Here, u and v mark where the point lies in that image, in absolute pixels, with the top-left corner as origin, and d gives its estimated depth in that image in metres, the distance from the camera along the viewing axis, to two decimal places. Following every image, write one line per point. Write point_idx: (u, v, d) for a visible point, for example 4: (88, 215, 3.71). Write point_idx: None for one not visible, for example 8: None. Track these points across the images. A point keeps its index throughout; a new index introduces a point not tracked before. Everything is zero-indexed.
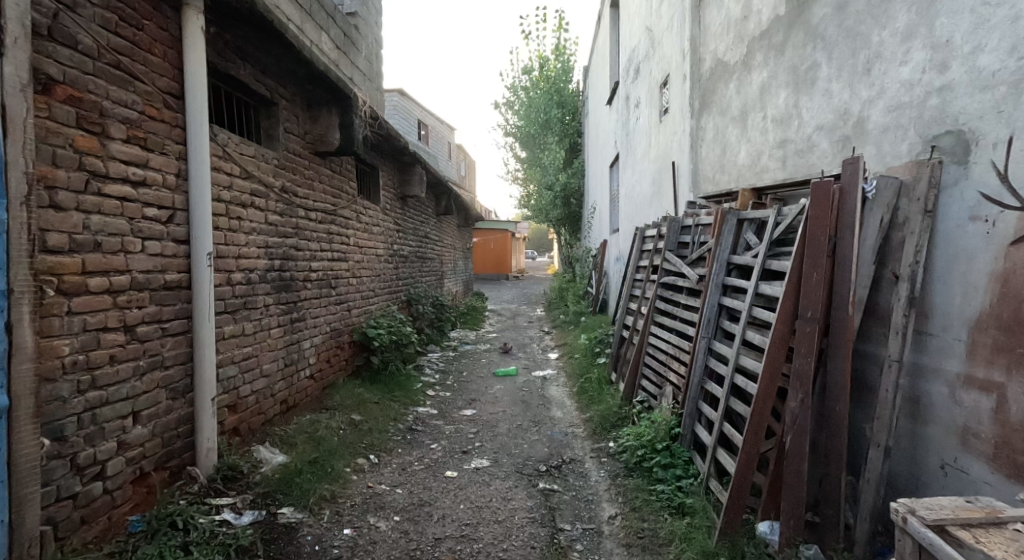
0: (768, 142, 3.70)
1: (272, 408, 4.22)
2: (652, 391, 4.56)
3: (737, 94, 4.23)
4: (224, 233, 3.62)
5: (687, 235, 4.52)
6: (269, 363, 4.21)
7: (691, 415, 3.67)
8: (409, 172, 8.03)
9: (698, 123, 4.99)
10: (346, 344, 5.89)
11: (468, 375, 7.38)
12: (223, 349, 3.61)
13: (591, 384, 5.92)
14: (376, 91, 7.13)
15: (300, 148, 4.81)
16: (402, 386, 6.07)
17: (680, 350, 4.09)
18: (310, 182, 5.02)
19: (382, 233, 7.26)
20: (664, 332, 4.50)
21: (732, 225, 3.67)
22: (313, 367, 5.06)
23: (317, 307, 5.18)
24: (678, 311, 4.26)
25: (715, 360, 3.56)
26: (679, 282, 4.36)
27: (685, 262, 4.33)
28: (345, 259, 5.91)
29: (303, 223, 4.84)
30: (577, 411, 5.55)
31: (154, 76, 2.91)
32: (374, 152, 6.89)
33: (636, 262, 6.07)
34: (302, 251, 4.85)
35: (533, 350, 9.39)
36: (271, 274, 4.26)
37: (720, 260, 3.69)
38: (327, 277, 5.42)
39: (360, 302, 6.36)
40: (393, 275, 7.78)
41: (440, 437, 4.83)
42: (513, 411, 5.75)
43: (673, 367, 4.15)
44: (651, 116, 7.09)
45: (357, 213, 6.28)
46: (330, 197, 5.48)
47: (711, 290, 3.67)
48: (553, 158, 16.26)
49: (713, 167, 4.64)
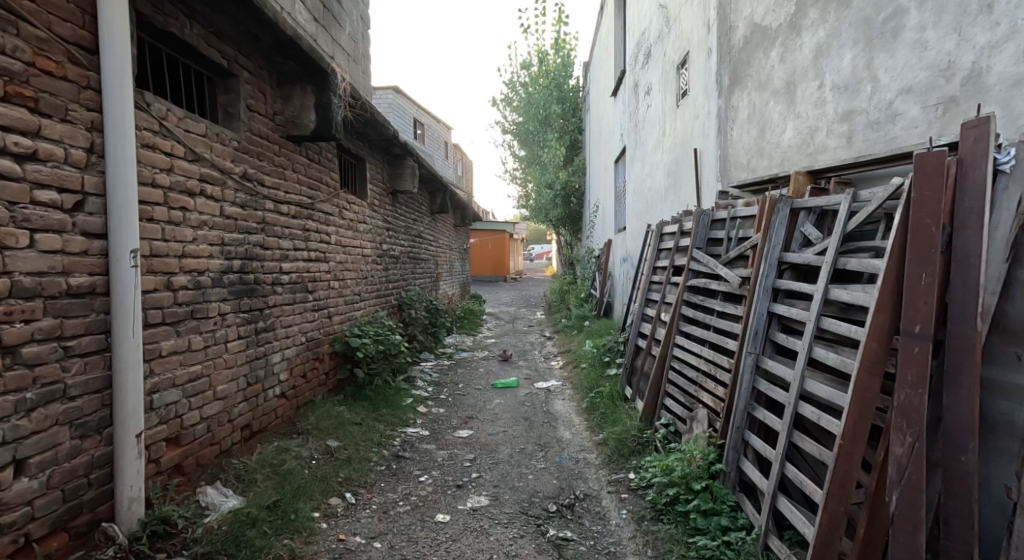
0: (826, 115, 3.06)
1: (229, 438, 3.54)
2: (679, 413, 3.91)
3: (782, 64, 3.58)
4: (162, 226, 2.94)
5: (720, 230, 3.87)
6: (226, 384, 3.53)
7: (735, 449, 3.02)
8: (400, 166, 7.36)
9: (727, 102, 4.34)
10: (326, 356, 5.21)
11: (464, 387, 6.70)
12: (159, 370, 2.91)
13: (602, 400, 5.25)
14: (362, 75, 6.44)
15: (268, 130, 4.14)
16: (390, 402, 5.39)
17: (717, 367, 3.44)
18: (281, 170, 4.36)
19: (369, 231, 6.58)
20: (692, 343, 3.83)
21: (784, 216, 3.03)
22: (285, 384, 4.39)
23: (290, 316, 4.51)
24: (712, 319, 3.61)
25: (765, 381, 2.92)
26: (711, 285, 3.70)
27: (719, 262, 3.68)
28: (325, 259, 5.24)
29: (272, 217, 4.18)
30: (589, 432, 4.89)
31: (51, 19, 2.27)
32: (358, 142, 6.23)
33: (652, 262, 5.40)
34: (271, 250, 4.17)
35: (534, 357, 8.72)
36: (229, 277, 3.58)
37: (770, 259, 3.04)
38: (302, 280, 4.74)
39: (344, 308, 5.68)
40: (382, 277, 7.12)
41: (430, 466, 4.16)
42: (515, 431, 5.08)
43: (707, 387, 3.49)
44: (665, 101, 6.44)
45: (339, 208, 5.61)
46: (306, 189, 4.82)
47: (759, 295, 3.03)
48: (553, 156, 15.58)
49: (748, 151, 3.99)
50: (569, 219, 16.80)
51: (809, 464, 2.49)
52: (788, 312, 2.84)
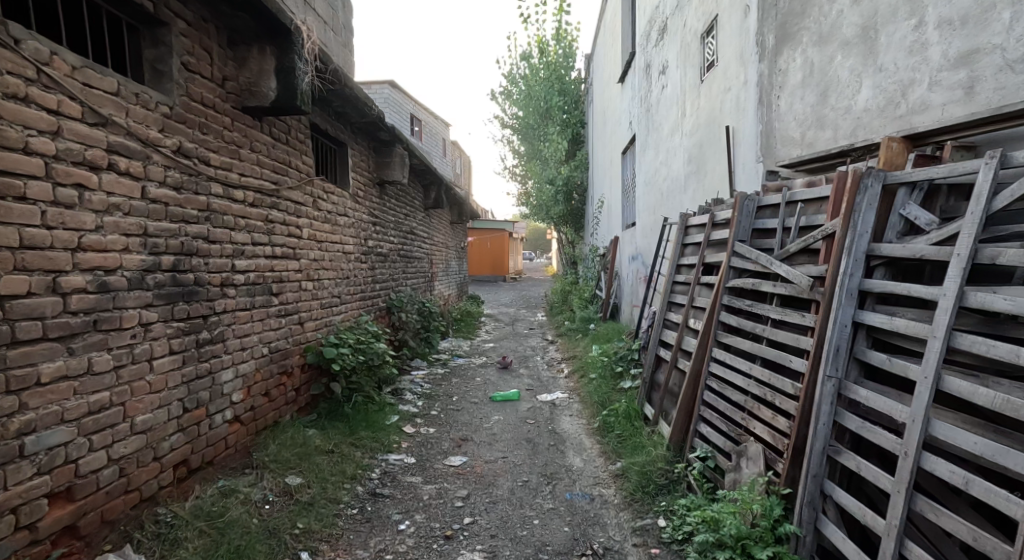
0: (927, 61, 2.39)
1: (155, 480, 2.81)
2: (719, 446, 3.18)
3: (855, 6, 2.86)
4: (42, 209, 2.27)
5: (770, 219, 3.14)
6: (151, 413, 2.79)
7: (811, 507, 2.28)
8: (388, 153, 6.62)
9: (772, 65, 3.61)
10: (295, 370, 4.45)
11: (457, 401, 5.94)
12: (33, 404, 2.22)
13: (618, 420, 4.52)
14: (343, 49, 5.71)
15: (215, 98, 3.41)
16: (371, 423, 4.67)
17: (775, 392, 2.71)
18: (233, 148, 3.61)
19: (352, 225, 5.83)
20: (737, 359, 3.10)
21: (874, 194, 2.27)
22: (239, 406, 3.64)
23: (247, 324, 3.75)
24: (766, 328, 2.88)
25: (854, 416, 2.18)
26: (763, 286, 2.97)
27: (773, 257, 2.95)
28: (296, 256, 4.49)
29: (219, 203, 3.43)
30: (604, 461, 4.15)
31: None
32: (336, 123, 5.50)
33: (675, 259, 4.66)
34: (218, 244, 3.42)
35: (537, 364, 7.99)
36: (156, 277, 2.84)
37: (856, 253, 2.28)
38: (264, 281, 3.99)
39: (320, 313, 4.92)
40: (368, 277, 6.38)
41: (413, 508, 3.44)
42: (517, 457, 4.36)
43: (761, 415, 2.77)
44: (686, 77, 5.69)
45: (313, 198, 4.85)
46: (268, 173, 4.07)
47: (841, 299, 2.29)
48: (553, 152, 14.64)
49: (801, 122, 3.26)
50: (571, 216, 16.00)
51: (937, 544, 1.79)
52: (887, 323, 2.11)
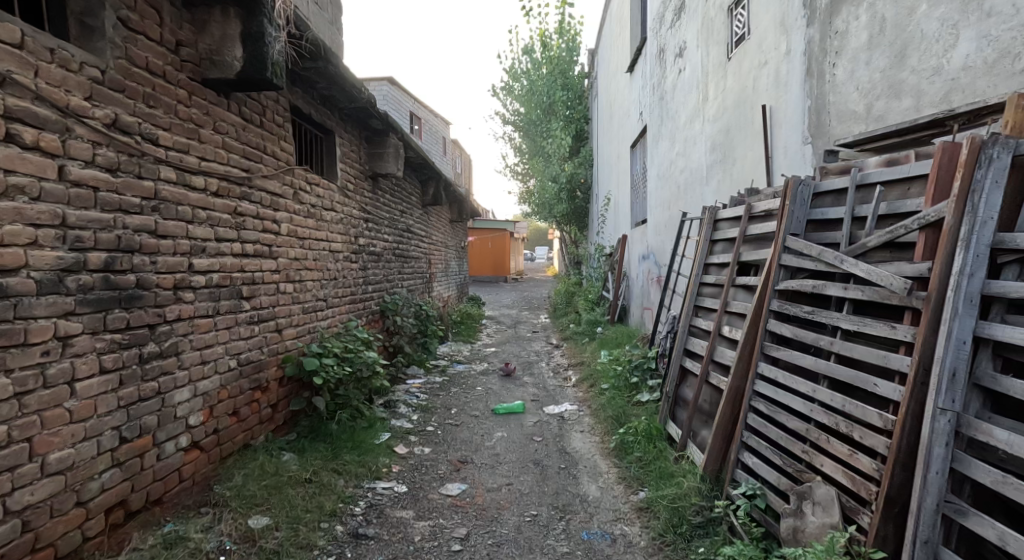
0: None
1: (78, 531, 2.31)
2: (769, 483, 2.64)
3: None
4: None
5: (833, 208, 2.59)
6: (71, 449, 2.28)
7: None
8: (380, 143, 6.06)
9: (824, 29, 3.08)
10: (271, 384, 3.89)
11: (456, 414, 5.39)
12: None
13: (638, 441, 3.98)
14: (330, 27, 5.18)
15: (166, 65, 2.86)
16: (358, 444, 4.12)
17: (851, 422, 2.17)
18: (190, 126, 3.06)
19: (340, 221, 5.27)
20: (795, 379, 2.54)
21: (1001, 167, 1.77)
22: (198, 430, 3.08)
23: (209, 334, 3.19)
24: (834, 342, 2.33)
25: (987, 466, 1.68)
26: (830, 289, 2.41)
27: (841, 252, 2.40)
28: (272, 255, 3.94)
29: (170, 191, 2.87)
30: (624, 490, 3.60)
31: None
32: (322, 107, 4.96)
33: (704, 258, 4.11)
34: (169, 239, 2.87)
35: (542, 371, 7.43)
36: (80, 279, 2.33)
37: (979, 246, 1.78)
38: (232, 283, 3.42)
39: (302, 318, 4.37)
40: (359, 277, 5.82)
41: (400, 553, 2.92)
42: (523, 483, 3.81)
43: (832, 451, 2.22)
44: (709, 56, 5.15)
45: (294, 189, 4.30)
46: (237, 158, 3.51)
47: (958, 308, 1.79)
48: (557, 148, 14.08)
49: (866, 92, 2.75)
50: (575, 215, 15.43)
51: None
52: None
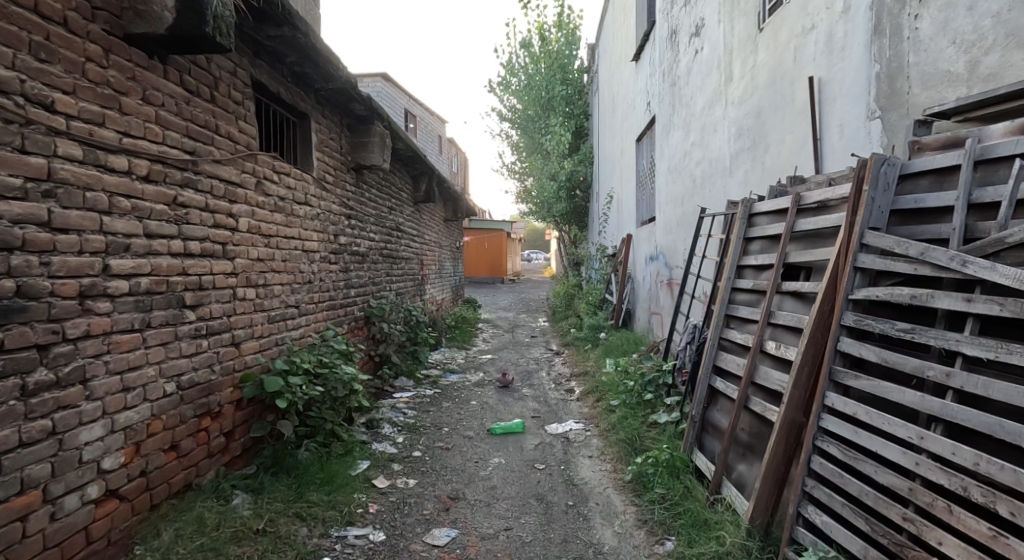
0: None
1: None
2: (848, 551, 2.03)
3: None
4: None
5: (932, 194, 2.01)
6: None
7: None
8: (364, 132, 5.43)
9: None
10: (224, 408, 3.22)
11: (447, 435, 4.75)
12: None
13: (661, 475, 3.35)
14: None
15: (69, 11, 2.25)
16: (329, 477, 3.48)
17: (990, 491, 1.62)
18: (106, 92, 2.41)
19: (316, 216, 4.62)
20: (886, 419, 1.93)
21: None
22: (115, 475, 2.44)
23: (134, 355, 2.54)
24: (952, 375, 1.75)
25: None
26: (941, 302, 1.82)
27: (954, 250, 1.85)
28: (228, 255, 3.29)
29: (73, 171, 2.27)
30: (646, 538, 2.97)
31: None
32: (295, 86, 4.32)
33: (736, 259, 3.49)
34: (71, 234, 2.25)
35: (542, 381, 6.80)
36: None
37: None
38: (170, 289, 2.76)
39: (266, 329, 3.71)
40: (339, 279, 5.17)
41: None
42: (522, 526, 3.18)
43: (959, 526, 1.67)
44: (734, 30, 4.54)
45: (258, 177, 3.65)
46: (179, 136, 2.86)
47: None
48: (557, 145, 13.47)
49: (969, 47, 2.16)
50: (574, 214, 14.79)
51: None
52: None
